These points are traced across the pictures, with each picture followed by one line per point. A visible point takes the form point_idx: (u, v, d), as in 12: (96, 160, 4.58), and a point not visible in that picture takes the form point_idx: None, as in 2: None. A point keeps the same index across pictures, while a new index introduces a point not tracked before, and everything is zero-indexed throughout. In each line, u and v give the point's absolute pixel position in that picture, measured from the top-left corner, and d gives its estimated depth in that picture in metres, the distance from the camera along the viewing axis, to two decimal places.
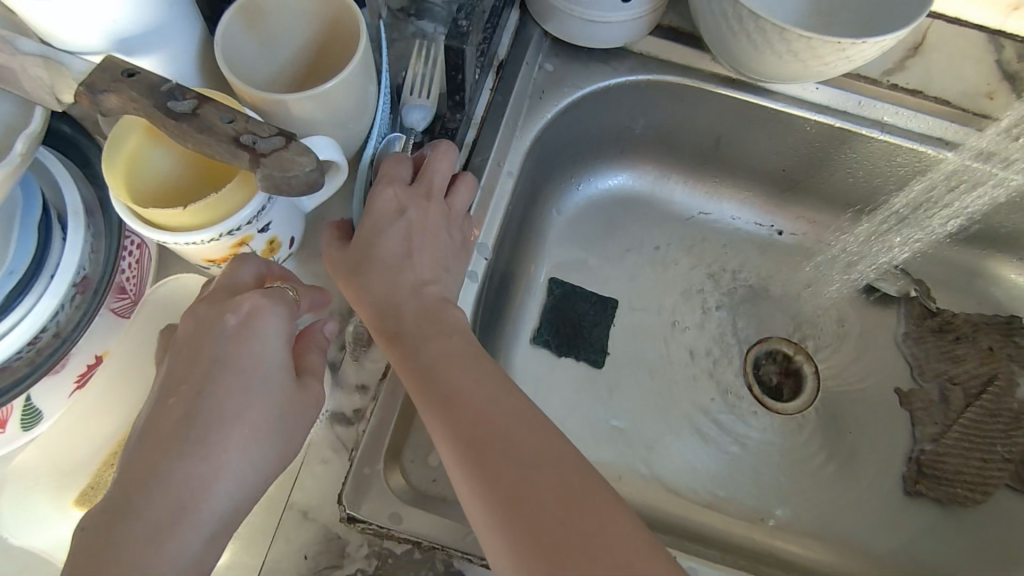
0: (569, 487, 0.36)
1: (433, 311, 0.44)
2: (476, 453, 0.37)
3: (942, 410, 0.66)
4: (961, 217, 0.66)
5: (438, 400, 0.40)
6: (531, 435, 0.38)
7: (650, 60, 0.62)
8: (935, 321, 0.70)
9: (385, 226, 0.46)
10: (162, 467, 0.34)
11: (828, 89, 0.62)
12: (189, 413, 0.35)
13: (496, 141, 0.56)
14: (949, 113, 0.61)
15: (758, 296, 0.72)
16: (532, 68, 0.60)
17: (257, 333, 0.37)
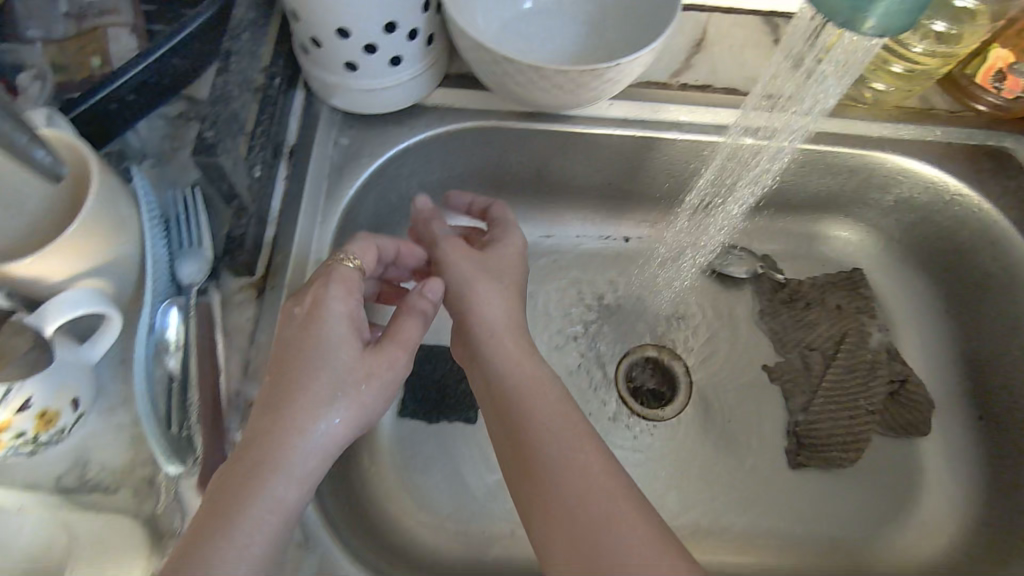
0: (628, 521, 0.41)
1: (535, 353, 0.50)
2: (544, 481, 0.43)
3: (806, 377, 0.68)
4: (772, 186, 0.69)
5: (518, 441, 0.46)
6: (603, 486, 0.42)
7: (447, 109, 0.61)
8: (785, 292, 0.72)
9: (510, 270, 0.54)
10: (245, 472, 0.39)
11: (624, 102, 0.63)
12: (263, 434, 0.40)
13: (296, 234, 0.54)
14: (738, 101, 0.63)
15: (617, 308, 0.72)
16: (327, 145, 0.58)
17: (327, 317, 0.44)
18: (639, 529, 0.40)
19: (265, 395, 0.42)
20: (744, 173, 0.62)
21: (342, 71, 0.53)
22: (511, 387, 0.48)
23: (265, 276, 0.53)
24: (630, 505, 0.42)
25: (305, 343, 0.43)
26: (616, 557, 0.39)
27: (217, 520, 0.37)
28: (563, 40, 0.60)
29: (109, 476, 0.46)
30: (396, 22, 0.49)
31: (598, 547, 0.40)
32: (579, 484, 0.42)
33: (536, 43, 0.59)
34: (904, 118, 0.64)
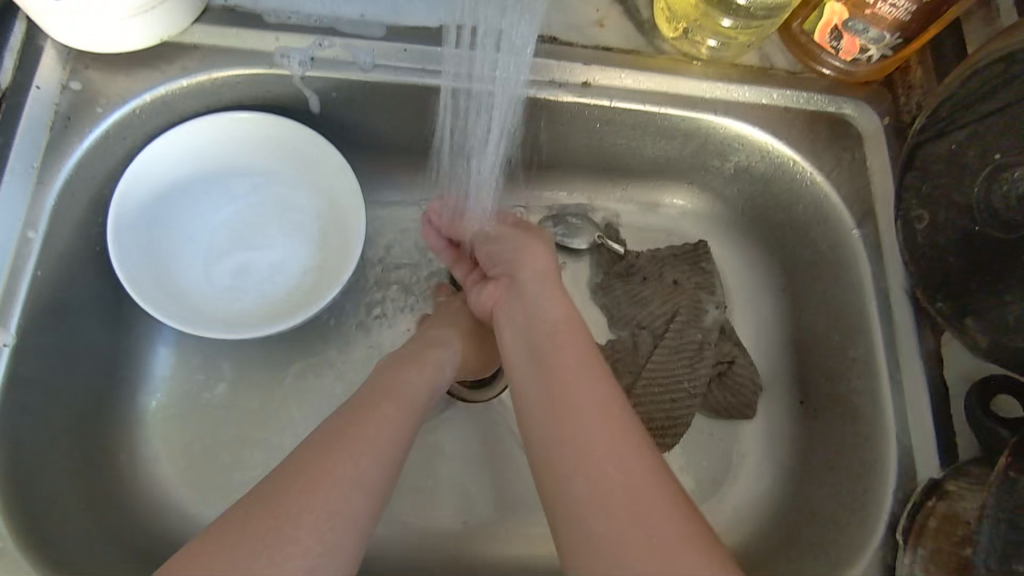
0: (604, 402, 0.44)
1: (581, 324, 0.49)
2: (556, 419, 0.43)
3: (634, 356, 0.64)
4: (607, 147, 0.63)
5: (549, 365, 0.46)
6: (610, 417, 0.43)
7: (211, 50, 0.53)
8: (622, 265, 0.67)
9: (524, 276, 0.52)
10: (354, 435, 0.40)
11: (418, 47, 0.55)
12: (367, 414, 0.42)
13: (2, 193, 0.46)
14: (550, 51, 0.57)
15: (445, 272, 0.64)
16: (50, 91, 0.50)
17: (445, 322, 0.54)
18: (623, 405, 0.44)
19: (379, 393, 0.44)
20: (472, 125, 0.53)
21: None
22: (528, 289, 0.51)
23: None
24: (610, 406, 0.43)
25: (394, 382, 0.45)
26: (602, 435, 0.42)
27: (305, 480, 0.38)
28: (270, 243, 0.59)
29: None
30: None
31: (587, 458, 0.41)
32: (568, 354, 0.46)
33: (240, 257, 0.58)
34: (736, 78, 0.58)
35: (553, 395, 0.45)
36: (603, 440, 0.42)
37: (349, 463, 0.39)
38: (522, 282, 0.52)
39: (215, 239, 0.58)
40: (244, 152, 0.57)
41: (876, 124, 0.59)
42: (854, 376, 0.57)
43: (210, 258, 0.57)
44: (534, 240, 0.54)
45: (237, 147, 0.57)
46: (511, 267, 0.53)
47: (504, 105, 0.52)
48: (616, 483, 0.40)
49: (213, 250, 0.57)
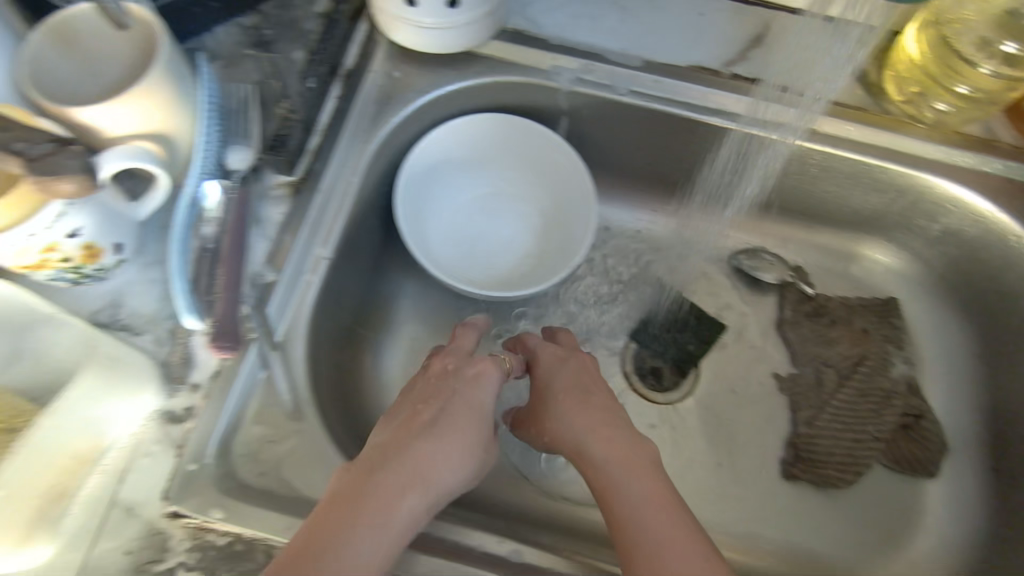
0: (662, 507, 0.43)
1: (635, 435, 0.47)
2: (626, 532, 0.42)
3: (817, 392, 0.67)
4: (813, 191, 0.68)
5: (599, 488, 0.45)
6: (674, 524, 0.42)
7: (497, 61, 0.63)
8: (810, 305, 0.71)
9: (555, 377, 0.52)
10: (353, 532, 0.39)
11: (671, 80, 0.63)
12: (356, 499, 0.40)
13: (338, 147, 0.58)
14: None
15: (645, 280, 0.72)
16: (379, 76, 0.62)
17: (484, 387, 0.48)
18: (683, 517, 0.42)
19: (368, 475, 0.42)
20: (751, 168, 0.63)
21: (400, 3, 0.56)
22: (571, 418, 0.49)
23: (303, 178, 0.56)
24: (671, 514, 0.43)
25: (405, 454, 0.43)
26: (669, 536, 0.41)
27: (317, 550, 0.38)
28: (500, 227, 0.70)
29: (137, 321, 0.50)
30: None
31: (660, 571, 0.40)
32: (619, 464, 0.45)
33: (474, 235, 0.69)
34: (961, 145, 0.62)
35: (603, 498, 0.45)
36: (655, 553, 0.41)
37: (365, 539, 0.39)
38: (563, 414, 0.49)
39: (457, 217, 0.69)
40: (492, 151, 0.69)
41: None
42: None
43: (452, 232, 0.68)
44: (602, 387, 0.52)
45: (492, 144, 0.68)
46: (542, 383, 0.53)
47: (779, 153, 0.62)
48: None
49: (453, 224, 0.69)
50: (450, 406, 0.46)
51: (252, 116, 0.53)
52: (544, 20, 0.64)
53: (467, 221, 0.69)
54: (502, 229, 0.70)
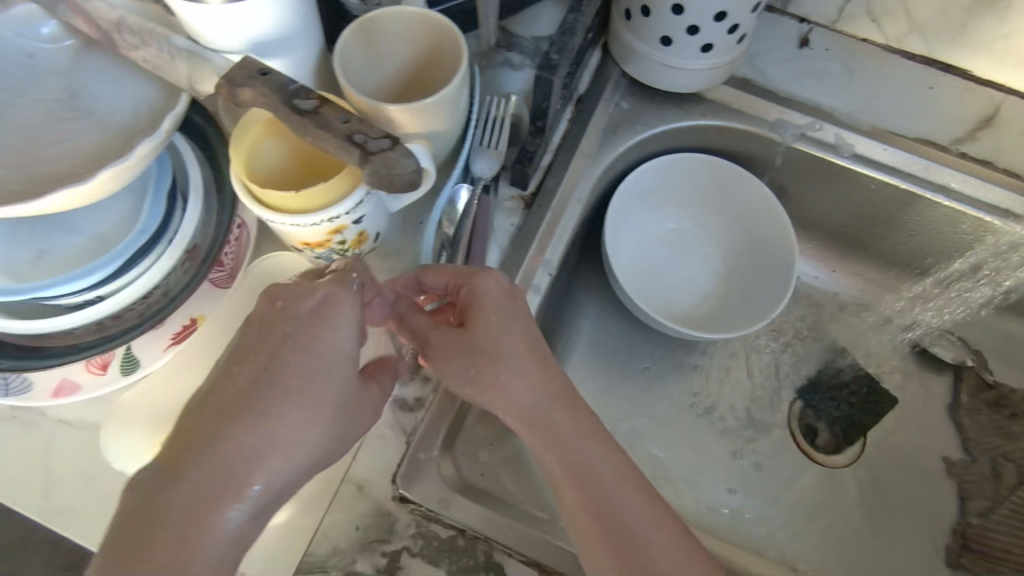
0: (628, 492, 0.42)
1: (540, 416, 0.44)
2: (628, 552, 0.40)
3: (992, 484, 0.65)
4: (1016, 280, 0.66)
5: (592, 494, 0.42)
6: (688, 563, 0.40)
7: (720, 106, 0.66)
8: (990, 395, 0.69)
9: (500, 341, 0.45)
10: (167, 511, 0.34)
11: (897, 151, 0.63)
12: (213, 446, 0.36)
13: (569, 167, 0.61)
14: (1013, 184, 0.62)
15: (818, 338, 0.73)
16: (608, 105, 0.65)
17: (333, 323, 0.40)
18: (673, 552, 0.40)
19: (223, 430, 0.37)
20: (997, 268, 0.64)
21: (656, 45, 0.59)
22: (503, 387, 0.44)
23: (534, 193, 0.58)
24: (679, 546, 0.41)
25: (231, 435, 0.37)
26: (670, 566, 0.40)
27: (208, 510, 0.35)
28: (681, 264, 0.71)
29: None
30: (727, 12, 0.55)
31: None
32: (590, 475, 0.42)
33: (656, 268, 0.70)
34: None
35: (605, 495, 0.42)
36: (624, 558, 0.40)
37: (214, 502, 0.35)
38: (490, 375, 0.44)
39: (641, 245, 0.70)
40: (687, 181, 0.69)
41: None
42: None
43: (637, 262, 0.70)
44: (524, 332, 0.46)
45: (685, 180, 0.69)
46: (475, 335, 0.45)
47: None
48: None
49: (637, 252, 0.70)
50: (281, 361, 0.38)
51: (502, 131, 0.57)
52: (770, 72, 0.67)
53: (652, 252, 0.71)
54: (685, 267, 0.71)
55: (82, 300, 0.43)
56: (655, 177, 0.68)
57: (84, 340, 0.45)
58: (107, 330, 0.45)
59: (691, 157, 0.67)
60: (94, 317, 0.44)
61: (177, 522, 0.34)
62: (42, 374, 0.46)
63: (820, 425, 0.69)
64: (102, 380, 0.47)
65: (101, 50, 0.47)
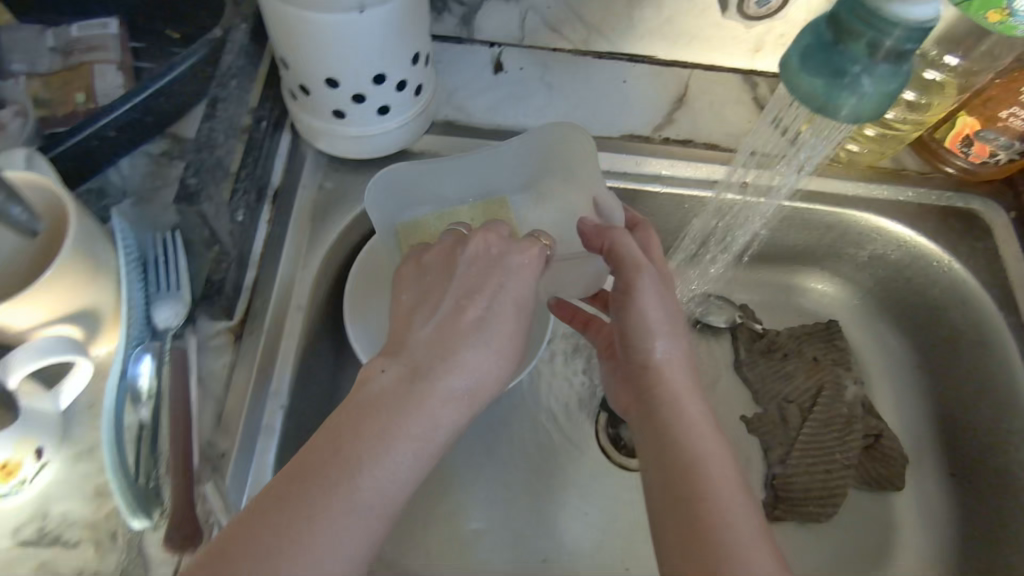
0: (706, 437, 0.44)
1: (664, 384, 0.46)
2: (704, 496, 0.41)
3: (784, 429, 0.69)
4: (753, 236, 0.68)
5: (682, 463, 0.43)
6: (722, 489, 0.41)
7: (431, 156, 0.63)
8: (762, 342, 0.73)
9: (641, 273, 0.47)
10: (284, 548, 0.34)
11: (607, 155, 0.64)
12: (327, 450, 0.38)
13: (279, 275, 0.55)
14: (714, 156, 0.65)
15: None
16: (310, 190, 0.60)
17: (467, 359, 0.42)
18: (727, 479, 0.42)
19: (327, 458, 0.37)
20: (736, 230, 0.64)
21: (331, 118, 0.54)
22: (650, 310, 0.47)
23: (243, 320, 0.52)
24: (737, 481, 0.42)
25: (397, 416, 0.39)
26: (725, 504, 0.40)
27: (300, 489, 0.36)
28: None
29: (71, 531, 0.44)
30: (387, 72, 0.51)
31: (713, 537, 0.39)
32: (670, 414, 0.45)
33: None
34: (878, 177, 0.66)
35: (668, 448, 0.44)
36: (691, 504, 0.41)
37: (329, 518, 0.35)
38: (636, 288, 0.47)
39: None
40: (546, 168, 0.61)
41: (1002, 217, 0.65)
42: (1010, 446, 0.61)
43: None
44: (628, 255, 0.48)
45: None
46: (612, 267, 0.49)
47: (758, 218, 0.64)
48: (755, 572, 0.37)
49: None
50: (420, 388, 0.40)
51: (174, 271, 0.49)
52: (471, 108, 0.64)
53: None
54: None
55: None
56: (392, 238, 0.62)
57: None
58: None
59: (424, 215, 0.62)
60: None
61: (269, 544, 0.35)
62: None
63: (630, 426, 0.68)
64: None
65: None
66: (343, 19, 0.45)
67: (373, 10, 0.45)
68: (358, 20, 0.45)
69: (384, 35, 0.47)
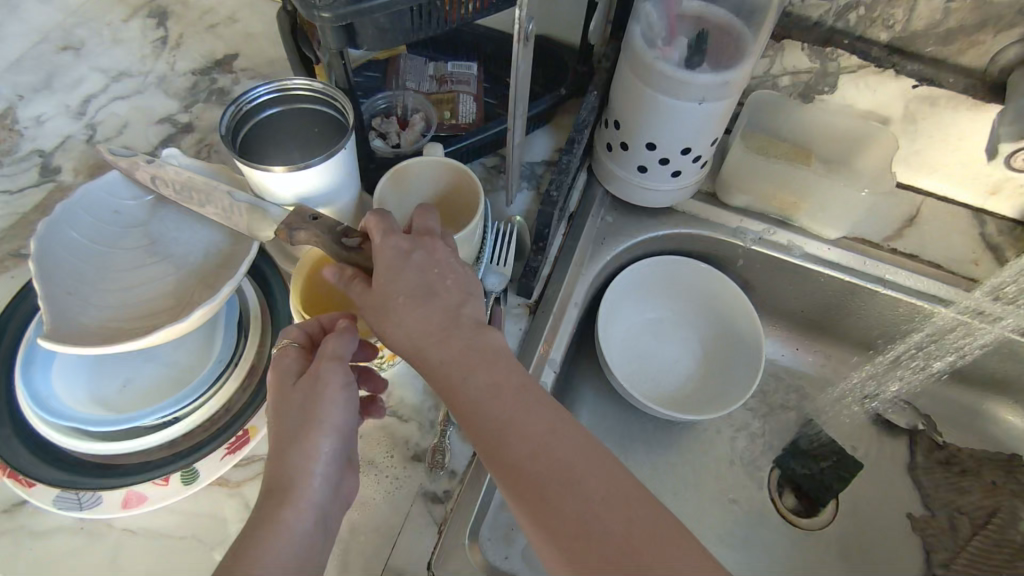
0: (619, 476, 0.41)
1: (454, 334, 0.46)
2: (505, 445, 0.42)
3: (952, 536, 0.73)
4: (957, 360, 0.76)
5: (483, 411, 0.43)
6: (547, 433, 0.42)
7: (690, 217, 0.77)
8: (942, 453, 0.78)
9: (394, 270, 0.47)
10: (275, 517, 0.40)
11: (840, 251, 0.75)
12: (297, 440, 0.43)
13: (566, 276, 0.70)
14: (942, 276, 0.73)
15: (788, 407, 0.82)
16: (595, 218, 0.76)
17: (329, 378, 0.45)
18: (556, 431, 0.42)
19: (301, 457, 0.42)
20: (943, 346, 0.75)
21: (633, 171, 0.71)
22: (410, 271, 0.47)
23: (538, 300, 0.68)
24: (552, 423, 0.42)
25: (300, 444, 0.42)
26: (542, 445, 0.41)
27: (276, 502, 0.41)
28: (663, 352, 0.80)
29: (402, 409, 0.61)
30: (691, 147, 0.67)
31: (531, 465, 0.41)
32: (433, 367, 0.46)
33: (641, 355, 0.79)
34: None
35: (463, 401, 0.44)
36: (496, 449, 0.42)
37: (295, 509, 0.41)
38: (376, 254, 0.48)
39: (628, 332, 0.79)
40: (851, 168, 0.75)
41: None
42: None
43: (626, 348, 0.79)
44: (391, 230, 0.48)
45: (669, 281, 0.80)
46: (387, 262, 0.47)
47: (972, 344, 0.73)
48: (584, 481, 0.40)
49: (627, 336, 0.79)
50: (313, 378, 0.45)
51: (506, 257, 0.66)
52: None
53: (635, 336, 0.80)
54: (667, 356, 0.80)
55: (164, 420, 0.52)
56: (647, 274, 0.79)
57: (158, 456, 0.53)
58: (176, 447, 0.53)
59: (680, 264, 0.78)
60: (172, 432, 0.52)
61: (249, 538, 0.39)
62: (114, 489, 0.51)
63: (788, 488, 0.77)
64: (167, 491, 0.52)
65: (177, 205, 0.57)
66: (683, 105, 0.62)
67: (707, 103, 0.61)
68: (693, 109, 0.62)
69: (704, 123, 0.64)
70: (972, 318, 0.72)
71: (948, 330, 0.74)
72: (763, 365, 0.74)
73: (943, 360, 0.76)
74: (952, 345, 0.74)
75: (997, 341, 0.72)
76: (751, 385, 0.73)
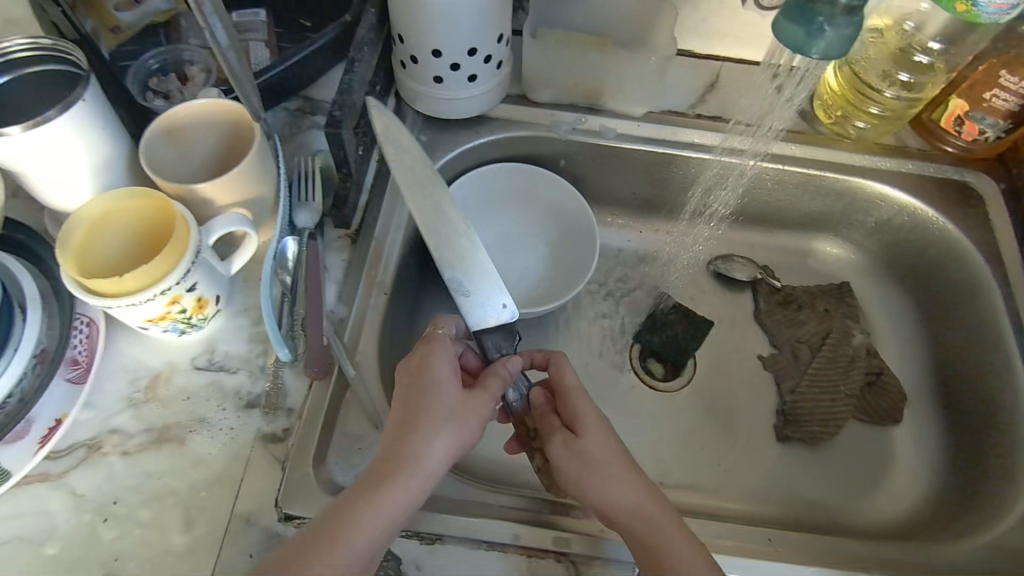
0: (632, 477, 0.53)
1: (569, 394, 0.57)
2: (590, 464, 0.53)
3: (796, 365, 0.79)
4: (733, 197, 0.82)
5: (585, 442, 0.54)
6: (604, 451, 0.54)
7: (505, 121, 0.78)
8: (780, 295, 0.83)
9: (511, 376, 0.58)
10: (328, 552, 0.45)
11: (648, 125, 0.78)
12: (373, 478, 0.48)
13: (384, 201, 0.71)
14: (709, 126, 0.78)
15: (639, 286, 0.85)
16: (409, 140, 0.76)
17: (437, 377, 0.53)
18: (603, 451, 0.53)
19: (355, 496, 0.48)
20: (719, 190, 0.80)
21: (430, 84, 0.70)
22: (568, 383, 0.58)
23: (358, 229, 0.68)
24: (604, 442, 0.54)
25: (372, 486, 0.48)
26: (610, 464, 0.53)
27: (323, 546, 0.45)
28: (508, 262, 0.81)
29: (232, 362, 0.61)
30: (476, 47, 0.67)
31: (591, 479, 0.52)
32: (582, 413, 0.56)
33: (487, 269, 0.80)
34: (883, 152, 0.77)
35: (589, 425, 0.55)
36: (591, 472, 0.53)
37: (363, 540, 0.46)
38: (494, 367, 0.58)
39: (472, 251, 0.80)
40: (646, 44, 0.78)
41: (993, 189, 0.75)
42: (990, 382, 0.69)
43: None
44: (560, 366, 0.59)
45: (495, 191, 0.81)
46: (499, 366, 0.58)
47: (742, 180, 0.79)
48: (623, 490, 0.52)
49: None
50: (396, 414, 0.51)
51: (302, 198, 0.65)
52: None
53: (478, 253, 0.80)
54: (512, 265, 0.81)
55: None
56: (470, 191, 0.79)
57: None
58: None
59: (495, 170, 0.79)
60: None
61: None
62: None
63: (652, 358, 0.81)
64: None
65: None
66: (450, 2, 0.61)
67: None
68: (461, 5, 0.62)
69: (478, 19, 0.64)
70: (767, 163, 0.77)
71: (749, 179, 0.79)
72: (595, 247, 0.78)
73: (725, 200, 0.82)
74: (725, 187, 0.79)
75: (755, 173, 0.78)
76: (588, 270, 0.77)
